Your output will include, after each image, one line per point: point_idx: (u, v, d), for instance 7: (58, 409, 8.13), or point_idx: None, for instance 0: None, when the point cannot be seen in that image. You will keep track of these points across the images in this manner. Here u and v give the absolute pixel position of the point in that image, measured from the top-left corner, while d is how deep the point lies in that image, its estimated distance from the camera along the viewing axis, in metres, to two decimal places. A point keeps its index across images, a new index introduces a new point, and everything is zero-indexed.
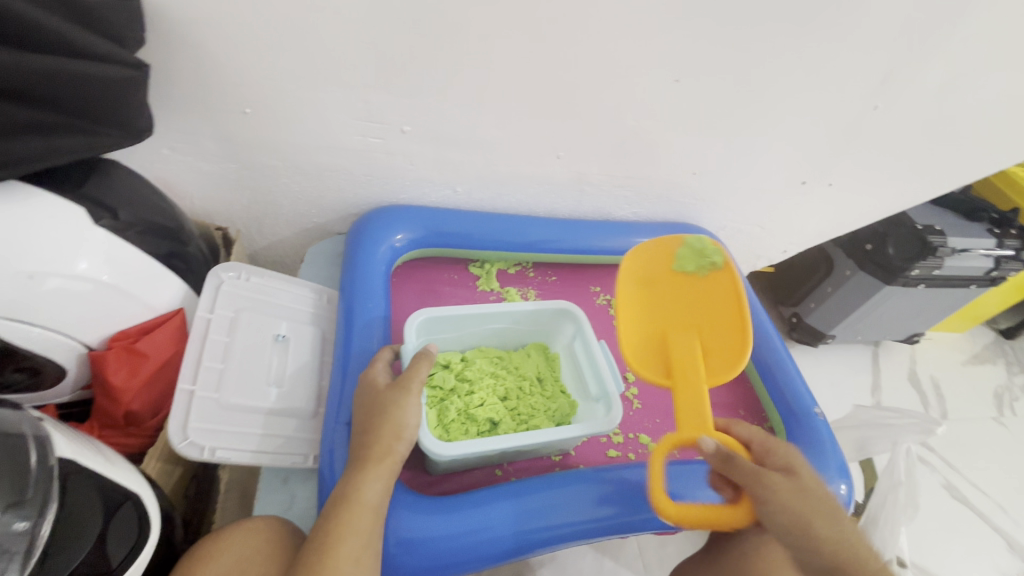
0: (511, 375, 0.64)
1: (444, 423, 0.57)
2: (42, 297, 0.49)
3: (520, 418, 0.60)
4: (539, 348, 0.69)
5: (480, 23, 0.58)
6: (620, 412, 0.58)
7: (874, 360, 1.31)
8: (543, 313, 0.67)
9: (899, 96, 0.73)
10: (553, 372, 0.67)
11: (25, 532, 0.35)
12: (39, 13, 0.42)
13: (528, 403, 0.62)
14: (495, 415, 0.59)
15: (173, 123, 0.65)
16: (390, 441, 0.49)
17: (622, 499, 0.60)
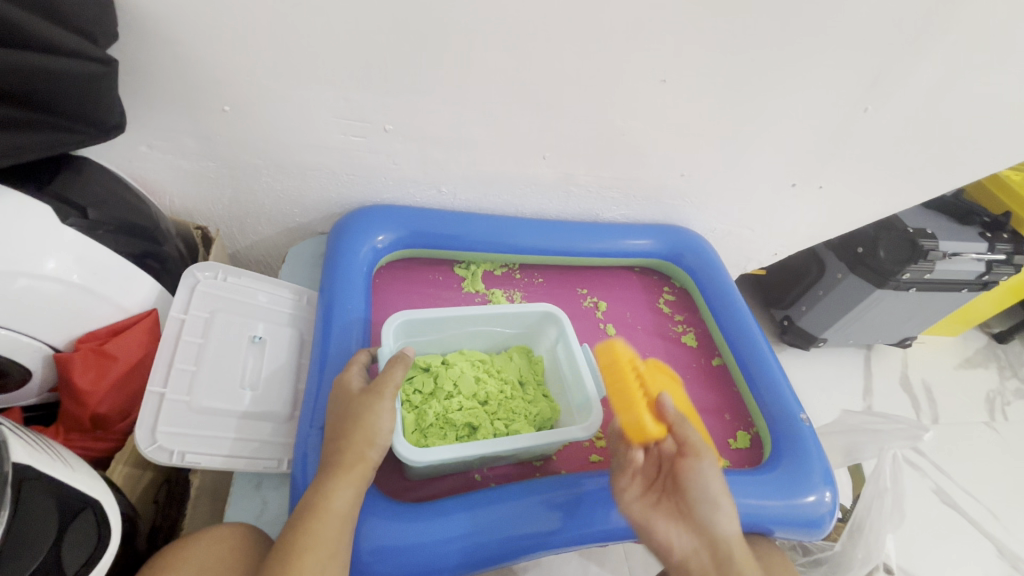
0: (492, 378, 0.63)
1: (421, 428, 0.56)
2: (6, 298, 0.47)
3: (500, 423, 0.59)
4: (522, 351, 0.67)
5: (462, 20, 0.57)
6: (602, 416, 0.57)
7: (866, 364, 1.30)
8: (526, 315, 0.66)
9: (889, 98, 0.72)
10: (536, 376, 0.66)
11: None
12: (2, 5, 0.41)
13: (509, 407, 0.61)
14: (473, 420, 0.57)
15: (149, 120, 0.63)
16: (363, 447, 0.48)
17: (602, 506, 0.58)
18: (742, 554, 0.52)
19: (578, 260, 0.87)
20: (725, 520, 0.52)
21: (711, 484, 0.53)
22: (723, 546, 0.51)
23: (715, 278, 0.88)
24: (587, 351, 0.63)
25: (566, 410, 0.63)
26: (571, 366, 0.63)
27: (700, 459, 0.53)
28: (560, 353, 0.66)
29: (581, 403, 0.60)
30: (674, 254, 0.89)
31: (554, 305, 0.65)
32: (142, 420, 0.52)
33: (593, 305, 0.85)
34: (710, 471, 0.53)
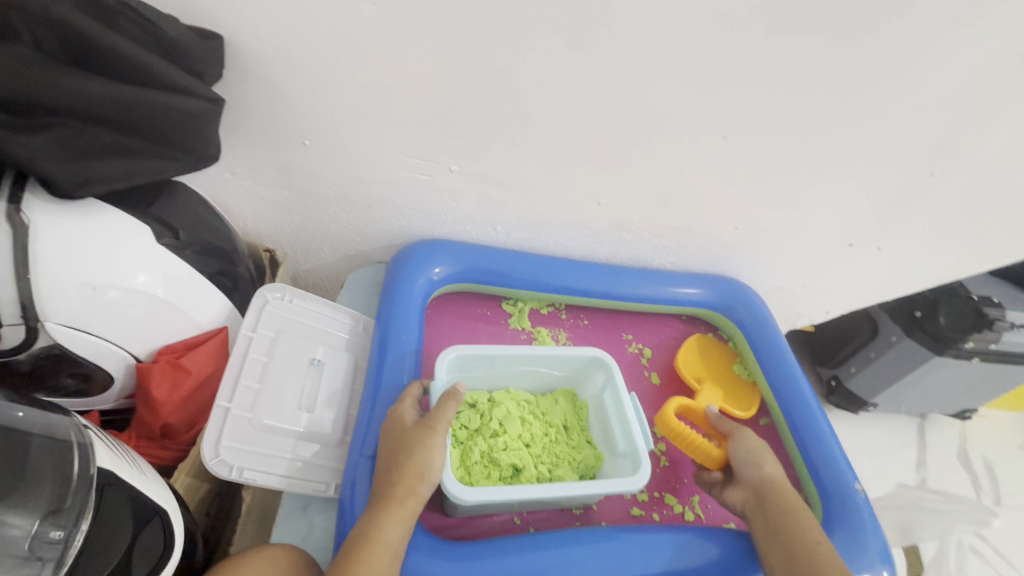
0: (537, 420, 0.63)
1: (466, 465, 0.57)
2: (101, 308, 0.51)
3: (544, 467, 0.59)
4: (568, 394, 0.68)
5: (535, 73, 0.60)
6: (649, 469, 0.56)
7: (921, 434, 1.23)
8: (574, 359, 0.67)
9: (956, 165, 0.71)
10: (581, 421, 0.66)
11: (58, 542, 0.36)
12: (136, 50, 0.47)
13: (553, 452, 0.61)
14: (519, 461, 0.58)
15: (239, 150, 0.69)
16: (413, 481, 0.49)
17: (645, 563, 0.57)
18: (787, 493, 0.60)
19: (625, 304, 0.87)
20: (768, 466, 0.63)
21: (752, 443, 0.65)
22: (770, 486, 0.61)
23: (765, 333, 0.86)
24: (633, 399, 0.62)
25: (611, 459, 0.63)
26: (617, 415, 0.63)
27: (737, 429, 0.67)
28: (606, 399, 0.66)
29: (627, 454, 0.60)
30: (723, 305, 0.88)
31: (604, 351, 0.65)
32: (208, 433, 0.54)
33: (638, 352, 0.85)
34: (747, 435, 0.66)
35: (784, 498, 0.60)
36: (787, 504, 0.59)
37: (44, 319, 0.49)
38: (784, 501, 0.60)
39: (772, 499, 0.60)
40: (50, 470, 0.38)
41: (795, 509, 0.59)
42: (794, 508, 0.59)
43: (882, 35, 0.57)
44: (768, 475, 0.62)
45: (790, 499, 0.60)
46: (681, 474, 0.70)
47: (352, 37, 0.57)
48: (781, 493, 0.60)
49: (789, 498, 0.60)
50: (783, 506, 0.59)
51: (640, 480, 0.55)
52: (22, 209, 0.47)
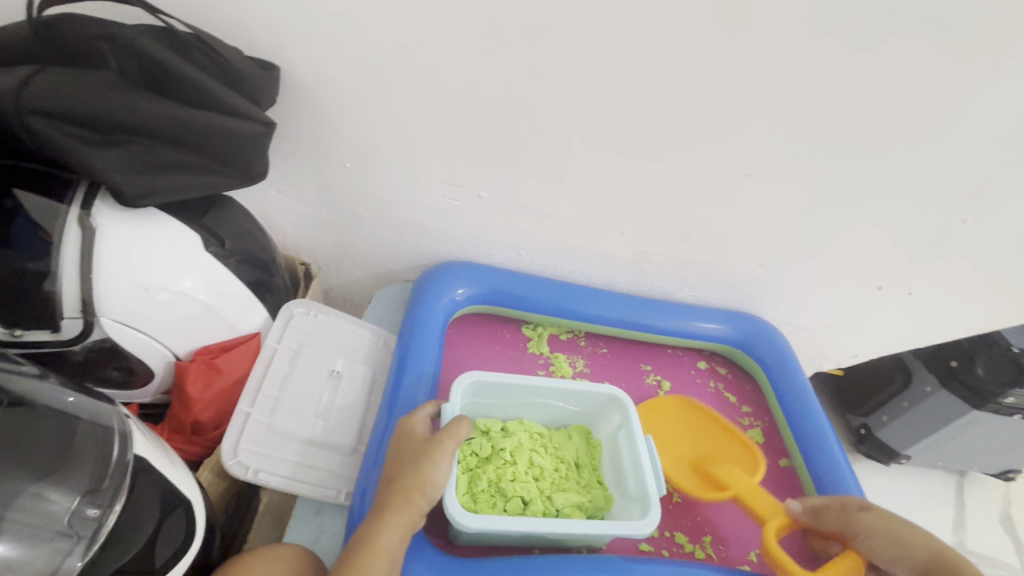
0: (549, 455, 0.63)
1: (472, 492, 0.57)
2: (151, 308, 0.56)
3: (551, 504, 0.59)
4: (582, 431, 0.68)
5: (565, 108, 0.64)
6: (659, 514, 0.55)
7: (959, 493, 1.16)
8: (591, 397, 0.67)
9: (989, 213, 0.70)
10: (592, 460, 0.66)
11: (94, 519, 0.40)
12: (208, 82, 0.53)
13: (561, 487, 0.61)
14: (526, 495, 0.58)
15: (286, 170, 0.74)
16: (414, 493, 0.50)
17: None
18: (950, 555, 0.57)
19: (643, 335, 0.87)
20: (896, 534, 0.59)
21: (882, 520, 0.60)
22: (925, 562, 0.57)
23: (788, 373, 0.85)
24: (649, 445, 0.62)
25: (620, 501, 0.62)
26: (631, 455, 0.63)
27: (904, 532, 0.59)
28: (621, 440, 0.66)
29: (637, 498, 0.59)
30: (745, 342, 0.87)
31: (623, 392, 0.66)
32: (230, 435, 0.58)
33: (656, 383, 0.84)
34: (860, 519, 0.60)
35: (937, 557, 0.57)
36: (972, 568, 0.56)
37: (100, 315, 0.54)
38: (939, 565, 0.57)
39: (917, 569, 0.57)
40: (93, 452, 0.42)
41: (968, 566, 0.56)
42: (953, 557, 0.57)
43: (906, 84, 0.58)
44: (947, 561, 0.57)
45: (946, 561, 0.57)
46: (694, 512, 0.69)
47: (397, 72, 0.62)
48: (926, 547, 0.58)
49: (932, 553, 0.57)
50: (939, 569, 0.56)
51: (647, 525, 0.54)
52: (93, 215, 0.52)
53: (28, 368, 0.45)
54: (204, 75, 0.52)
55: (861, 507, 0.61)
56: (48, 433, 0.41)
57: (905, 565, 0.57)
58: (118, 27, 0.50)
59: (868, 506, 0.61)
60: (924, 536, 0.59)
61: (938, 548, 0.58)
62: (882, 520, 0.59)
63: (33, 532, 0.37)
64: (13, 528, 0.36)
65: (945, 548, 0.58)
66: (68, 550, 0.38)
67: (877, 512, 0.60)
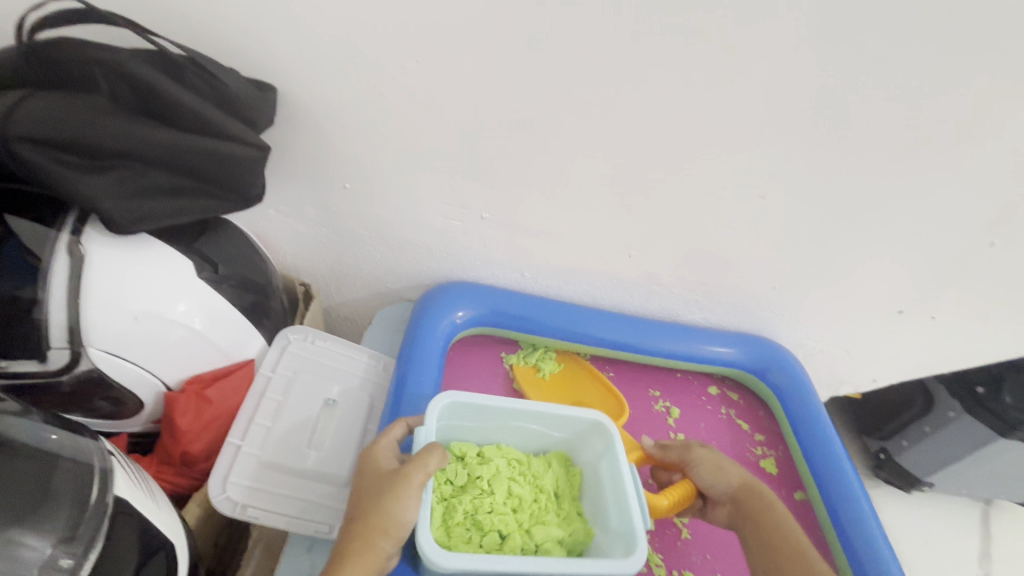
0: (527, 483, 0.60)
1: (447, 525, 0.54)
2: (140, 337, 0.55)
3: (529, 537, 0.55)
4: (560, 457, 0.64)
5: (569, 128, 0.61)
6: (645, 552, 0.52)
7: (985, 523, 1.11)
8: (574, 421, 0.64)
9: (1019, 236, 0.66)
10: (571, 488, 0.63)
11: (68, 569, 0.38)
12: (204, 106, 0.51)
13: (538, 517, 0.57)
14: (503, 528, 0.55)
15: (285, 190, 0.73)
16: (379, 531, 0.48)
17: None
18: (803, 543, 0.55)
19: (651, 359, 0.84)
20: (760, 505, 0.59)
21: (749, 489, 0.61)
22: (777, 538, 0.56)
23: (803, 401, 0.81)
24: (632, 471, 0.58)
25: (602, 534, 0.59)
26: (613, 486, 0.59)
27: (752, 490, 0.60)
28: (603, 469, 0.62)
29: (620, 533, 0.56)
30: (757, 367, 0.84)
31: (604, 415, 0.63)
32: (218, 469, 0.56)
33: (664, 410, 0.81)
34: (714, 465, 0.62)
35: (786, 539, 0.56)
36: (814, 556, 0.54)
37: (88, 345, 0.53)
38: (785, 549, 0.55)
39: (769, 553, 0.56)
40: (71, 494, 0.40)
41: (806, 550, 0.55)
42: (799, 542, 0.56)
43: (928, 103, 0.55)
44: (788, 542, 0.56)
45: (793, 546, 0.55)
46: (704, 550, 0.66)
47: (395, 91, 0.60)
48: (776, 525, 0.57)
49: (788, 537, 0.56)
50: (780, 548, 0.56)
51: (633, 564, 0.51)
52: (82, 242, 0.51)
53: (10, 403, 0.43)
54: (199, 101, 0.51)
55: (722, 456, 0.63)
56: (27, 475, 0.39)
57: (756, 536, 0.57)
58: (112, 50, 0.48)
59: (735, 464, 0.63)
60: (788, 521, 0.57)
61: (794, 535, 0.56)
62: (726, 469, 0.62)
63: None
64: None
65: (791, 535, 0.56)
66: None
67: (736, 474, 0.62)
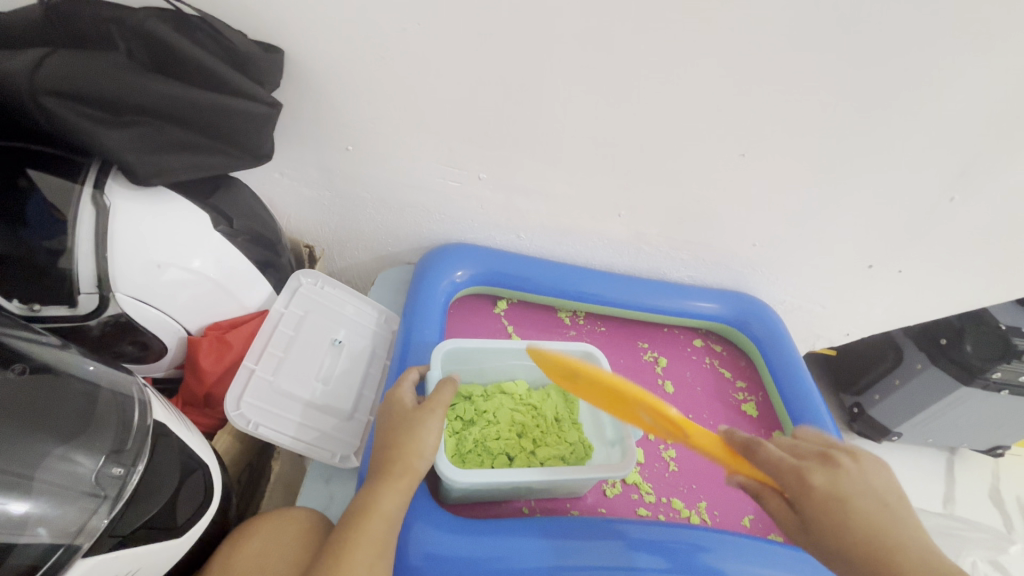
0: (530, 412, 0.65)
1: (461, 453, 0.60)
2: (161, 285, 0.58)
3: (535, 456, 0.61)
4: (560, 389, 0.69)
5: (563, 91, 0.65)
6: (636, 458, 0.59)
7: (949, 469, 1.19)
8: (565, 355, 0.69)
9: (977, 191, 0.72)
10: (571, 413, 0.67)
11: (118, 477, 0.43)
12: (218, 66, 0.54)
13: (543, 440, 0.63)
14: (509, 451, 0.61)
15: (290, 154, 0.75)
16: (411, 458, 0.53)
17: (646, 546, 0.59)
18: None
19: (639, 314, 0.90)
20: (843, 510, 0.45)
21: (864, 500, 0.46)
22: (864, 550, 0.44)
23: (781, 349, 0.87)
24: None
25: (600, 449, 0.65)
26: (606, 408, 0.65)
27: (766, 466, 0.49)
28: None
29: (615, 442, 0.63)
30: (738, 320, 0.90)
31: (594, 346, 0.68)
32: (234, 389, 0.60)
33: (653, 360, 0.87)
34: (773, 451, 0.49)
35: (905, 572, 0.43)
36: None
37: (115, 290, 0.56)
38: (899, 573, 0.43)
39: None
40: (117, 417, 0.44)
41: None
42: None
43: (897, 63, 0.59)
44: (907, 571, 0.43)
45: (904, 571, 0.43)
46: (690, 480, 0.71)
47: (397, 54, 0.63)
48: (864, 533, 0.44)
49: (914, 556, 0.44)
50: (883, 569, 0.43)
51: (626, 466, 0.58)
52: (105, 194, 0.54)
53: (51, 339, 0.46)
54: (216, 61, 0.54)
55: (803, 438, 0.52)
56: (72, 399, 0.43)
57: (845, 548, 0.44)
58: (128, 10, 0.51)
59: (853, 456, 0.49)
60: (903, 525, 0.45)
61: (935, 567, 0.43)
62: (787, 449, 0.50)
63: (63, 491, 0.39)
64: (41, 487, 0.38)
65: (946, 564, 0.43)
66: (96, 507, 0.41)
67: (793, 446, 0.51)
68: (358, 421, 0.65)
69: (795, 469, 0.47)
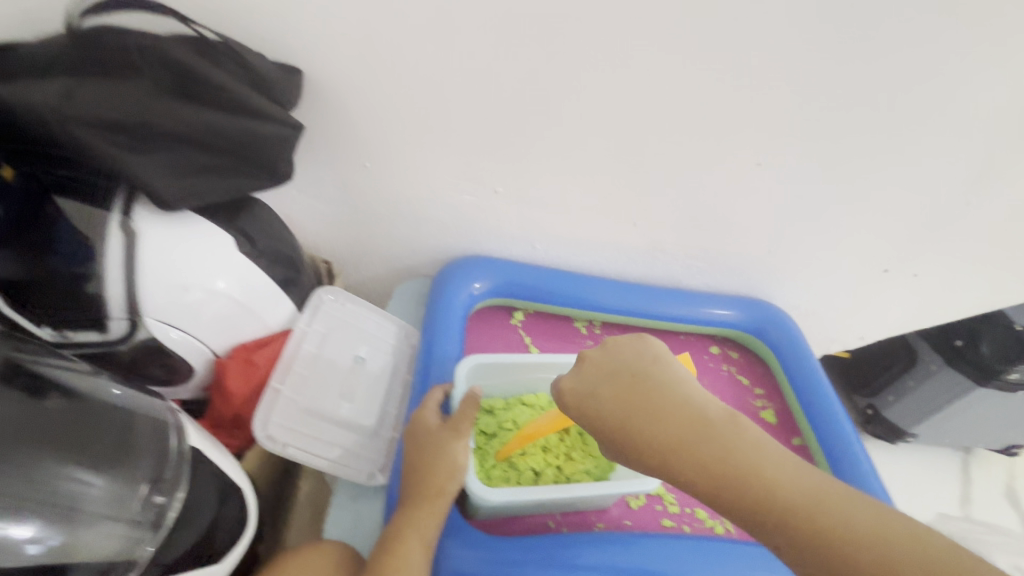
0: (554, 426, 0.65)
1: (487, 470, 0.60)
2: (185, 307, 0.58)
3: (561, 471, 0.62)
4: None
5: (580, 104, 0.65)
6: (661, 472, 0.59)
7: (965, 470, 1.19)
8: None
9: (993, 194, 0.72)
10: None
11: (160, 505, 0.44)
12: (243, 93, 0.54)
13: (568, 453, 0.63)
14: (536, 467, 0.61)
15: (308, 172, 0.76)
16: (443, 482, 0.54)
17: (671, 558, 0.59)
18: (899, 549, 0.35)
19: (656, 322, 0.90)
20: (683, 452, 0.41)
21: (679, 424, 0.42)
22: (748, 498, 0.39)
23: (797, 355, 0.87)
24: None
25: (625, 462, 0.65)
26: None
27: (594, 395, 0.47)
28: None
29: None
30: (754, 326, 0.90)
31: None
32: (261, 411, 0.60)
33: None
34: (596, 371, 0.48)
35: (843, 547, 0.36)
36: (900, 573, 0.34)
37: (145, 314, 0.56)
38: (819, 541, 0.36)
39: (795, 545, 0.37)
40: (155, 446, 0.45)
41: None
42: (870, 545, 0.35)
43: (913, 70, 0.60)
44: (740, 473, 0.40)
45: (826, 534, 0.36)
46: None
47: (415, 71, 0.63)
48: (767, 496, 0.39)
49: (835, 516, 0.37)
50: (809, 540, 0.37)
51: (653, 481, 0.58)
52: (133, 220, 0.54)
53: (80, 365, 0.47)
54: (242, 89, 0.54)
55: (623, 351, 0.48)
56: (109, 429, 0.43)
57: (726, 501, 0.40)
58: (154, 38, 0.51)
59: (694, 386, 0.46)
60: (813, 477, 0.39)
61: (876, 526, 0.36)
62: (615, 368, 0.47)
63: (106, 521, 0.40)
64: (87, 519, 0.39)
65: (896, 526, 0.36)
66: (140, 535, 0.42)
67: (619, 369, 0.47)
68: (383, 438, 0.66)
69: (628, 404, 0.45)
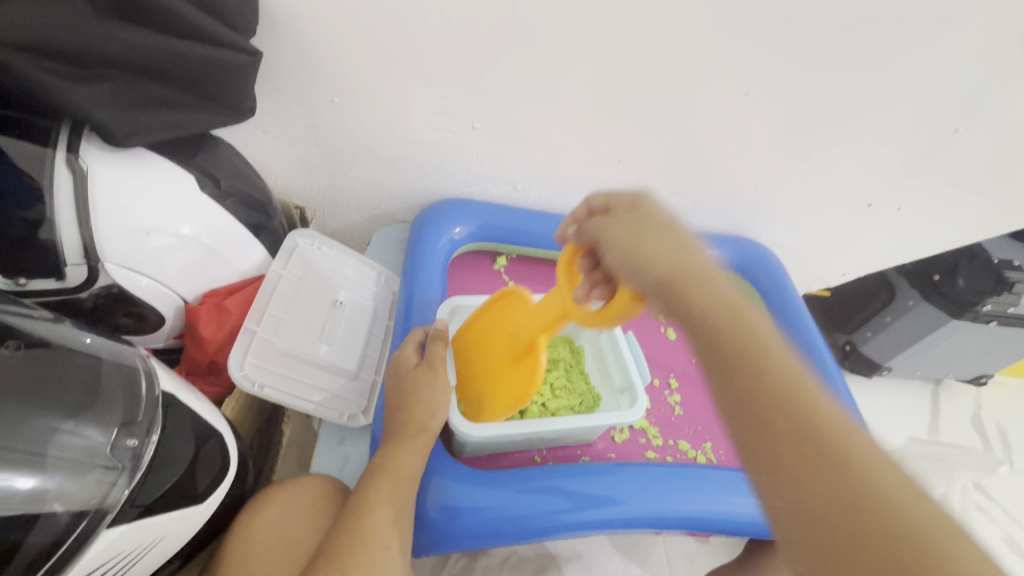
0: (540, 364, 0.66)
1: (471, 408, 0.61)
2: (149, 252, 0.56)
3: (546, 407, 0.62)
4: (566, 340, 0.69)
5: (559, 29, 0.61)
6: (646, 403, 0.60)
7: (934, 400, 1.24)
8: None
9: (982, 120, 0.70)
10: (579, 362, 0.68)
11: (132, 449, 0.42)
12: (198, 15, 0.49)
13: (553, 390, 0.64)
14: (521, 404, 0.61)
15: (272, 109, 0.71)
16: (424, 419, 0.53)
17: (653, 484, 0.61)
18: (890, 505, 0.27)
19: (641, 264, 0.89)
20: (707, 285, 0.37)
21: (699, 307, 0.36)
22: (748, 400, 0.32)
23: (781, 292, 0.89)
24: (630, 340, 0.66)
25: (609, 397, 0.65)
26: (613, 355, 0.66)
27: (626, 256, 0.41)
28: (603, 343, 0.68)
29: (624, 389, 0.63)
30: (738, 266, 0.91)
31: None
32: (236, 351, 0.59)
33: (654, 309, 0.82)
34: (625, 236, 0.42)
35: (813, 444, 0.30)
36: (862, 479, 0.28)
37: (103, 260, 0.54)
38: (802, 437, 0.30)
39: (773, 461, 0.30)
40: (123, 390, 0.44)
41: (907, 508, 0.27)
42: (887, 506, 0.27)
43: None
44: (776, 377, 0.32)
45: (809, 424, 0.30)
46: (695, 423, 0.73)
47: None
48: (786, 419, 0.31)
49: (823, 419, 0.31)
50: (790, 447, 0.30)
51: (637, 412, 0.59)
52: (80, 157, 0.50)
53: (41, 313, 0.44)
54: (193, 9, 0.49)
55: (659, 236, 0.41)
56: (74, 373, 0.41)
57: (732, 399, 0.33)
58: None
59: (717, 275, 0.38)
60: (821, 397, 0.32)
61: (877, 463, 0.29)
62: (659, 250, 0.40)
63: (78, 465, 0.38)
64: (55, 462, 0.37)
65: (907, 480, 0.28)
66: (115, 479, 0.40)
67: (659, 218, 0.43)
68: (364, 380, 0.65)
69: (654, 264, 0.39)
